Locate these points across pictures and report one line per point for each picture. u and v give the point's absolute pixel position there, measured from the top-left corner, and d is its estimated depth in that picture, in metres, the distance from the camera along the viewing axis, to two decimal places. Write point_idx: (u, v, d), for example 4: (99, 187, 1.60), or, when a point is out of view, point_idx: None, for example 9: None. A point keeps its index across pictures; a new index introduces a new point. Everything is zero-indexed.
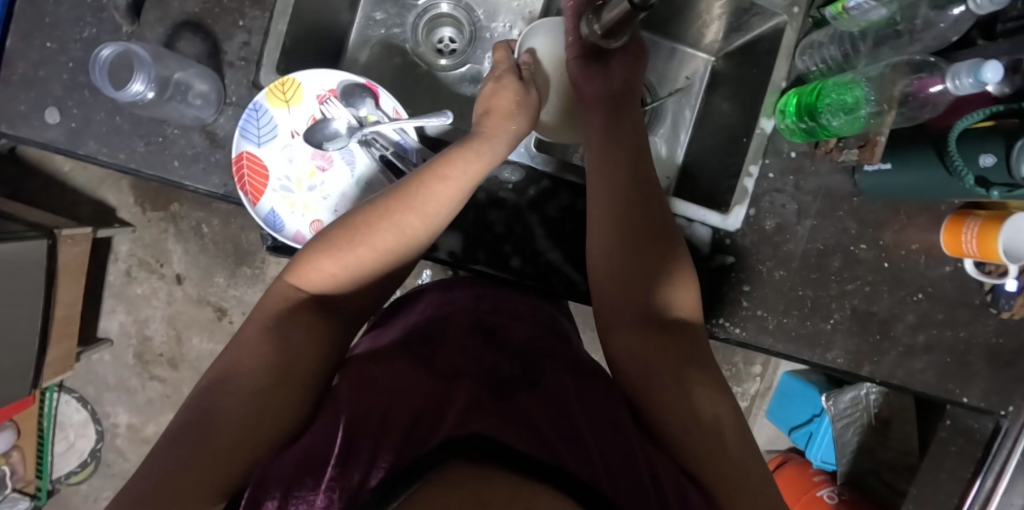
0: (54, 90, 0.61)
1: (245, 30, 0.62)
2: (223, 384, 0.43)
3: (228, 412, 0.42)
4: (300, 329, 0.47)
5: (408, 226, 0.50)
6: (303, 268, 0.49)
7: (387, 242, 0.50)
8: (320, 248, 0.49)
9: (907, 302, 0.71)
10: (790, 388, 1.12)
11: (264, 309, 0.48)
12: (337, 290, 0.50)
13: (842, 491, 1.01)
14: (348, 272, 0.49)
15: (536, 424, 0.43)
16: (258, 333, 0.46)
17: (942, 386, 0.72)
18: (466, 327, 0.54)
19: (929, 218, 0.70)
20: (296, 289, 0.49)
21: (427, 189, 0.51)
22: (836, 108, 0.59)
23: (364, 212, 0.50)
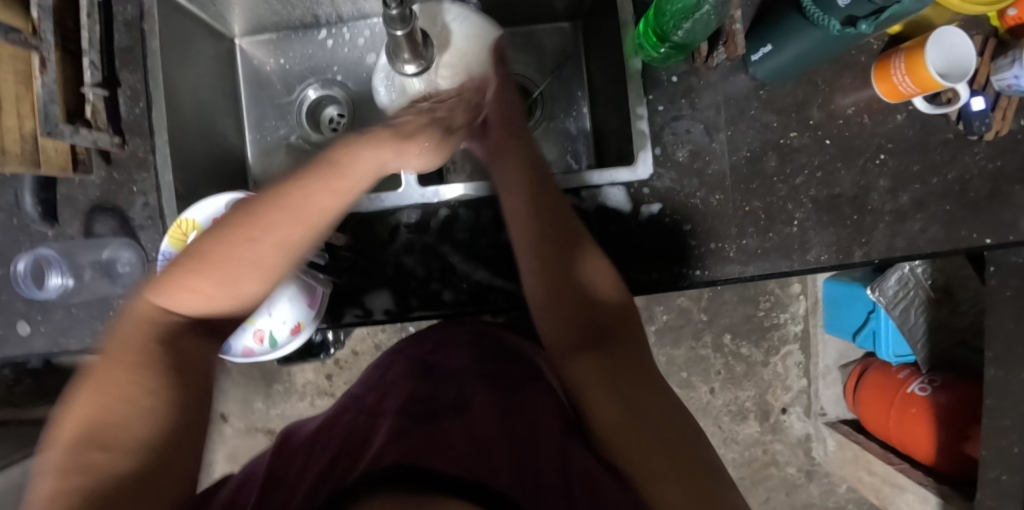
0: (16, 307, 0.68)
1: (141, 193, 0.67)
2: (99, 439, 0.38)
3: (113, 470, 0.37)
4: (185, 354, 0.44)
5: (290, 239, 0.46)
6: (170, 292, 0.45)
7: (286, 232, 0.46)
8: (206, 250, 0.45)
9: (871, 169, 0.64)
10: (836, 293, 1.03)
11: (132, 334, 0.43)
12: (216, 307, 0.47)
13: (934, 376, 0.92)
14: (226, 290, 0.46)
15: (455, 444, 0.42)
16: (123, 371, 0.41)
17: (955, 238, 0.64)
18: (405, 372, 0.55)
19: (853, 75, 0.64)
20: (165, 312, 0.45)
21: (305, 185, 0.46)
22: (677, 17, 0.55)
23: (229, 228, 0.46)
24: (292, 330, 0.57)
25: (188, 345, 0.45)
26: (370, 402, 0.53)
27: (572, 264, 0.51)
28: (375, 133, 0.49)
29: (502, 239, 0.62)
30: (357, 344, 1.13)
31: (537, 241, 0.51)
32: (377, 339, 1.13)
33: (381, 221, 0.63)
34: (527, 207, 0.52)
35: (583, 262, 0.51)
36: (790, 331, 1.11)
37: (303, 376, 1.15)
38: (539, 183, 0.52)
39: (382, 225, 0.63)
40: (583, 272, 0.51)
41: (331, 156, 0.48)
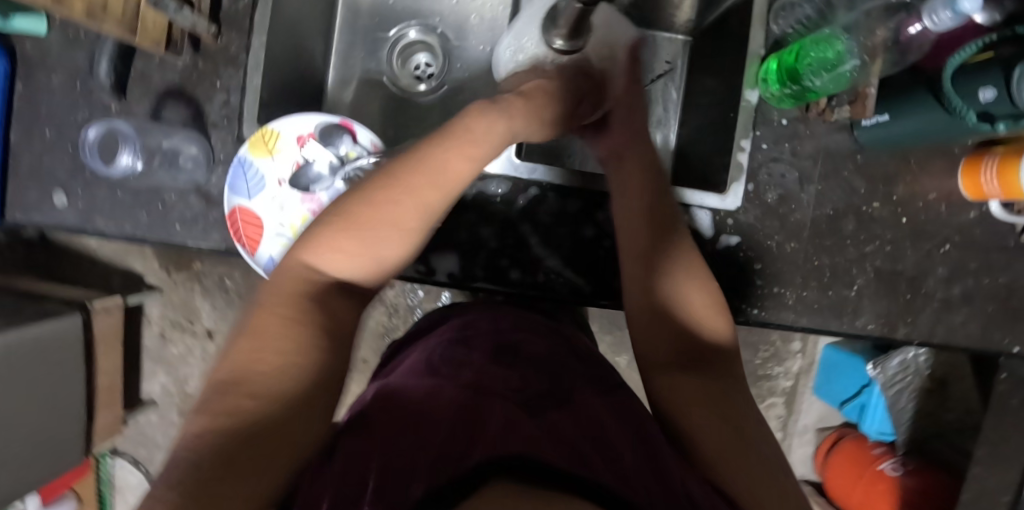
0: (59, 175, 0.64)
1: (223, 90, 0.64)
2: (245, 385, 0.39)
3: (257, 419, 0.38)
4: (308, 315, 0.44)
5: (430, 199, 0.49)
6: (315, 252, 0.47)
7: (429, 187, 0.49)
8: (352, 207, 0.48)
9: (935, 255, 0.66)
10: (835, 360, 1.06)
11: (278, 290, 0.45)
12: (359, 273, 0.49)
13: (906, 461, 0.96)
14: (369, 254, 0.48)
15: (569, 433, 0.42)
16: (273, 328, 0.42)
17: (989, 338, 0.68)
18: (491, 347, 0.54)
19: (943, 163, 0.66)
20: (311, 271, 0.47)
21: (444, 148, 0.50)
22: (818, 67, 0.57)
23: (371, 192, 0.49)
24: None
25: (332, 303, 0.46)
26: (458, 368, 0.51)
27: (673, 291, 0.52)
28: (508, 100, 0.53)
29: (582, 232, 0.62)
30: None
31: (644, 273, 0.53)
32: (384, 294, 1.11)
33: (467, 183, 0.61)
34: (638, 246, 0.54)
35: (681, 281, 0.53)
36: (778, 385, 1.12)
37: None
38: (646, 214, 0.54)
39: (467, 188, 0.61)
40: (681, 298, 0.52)
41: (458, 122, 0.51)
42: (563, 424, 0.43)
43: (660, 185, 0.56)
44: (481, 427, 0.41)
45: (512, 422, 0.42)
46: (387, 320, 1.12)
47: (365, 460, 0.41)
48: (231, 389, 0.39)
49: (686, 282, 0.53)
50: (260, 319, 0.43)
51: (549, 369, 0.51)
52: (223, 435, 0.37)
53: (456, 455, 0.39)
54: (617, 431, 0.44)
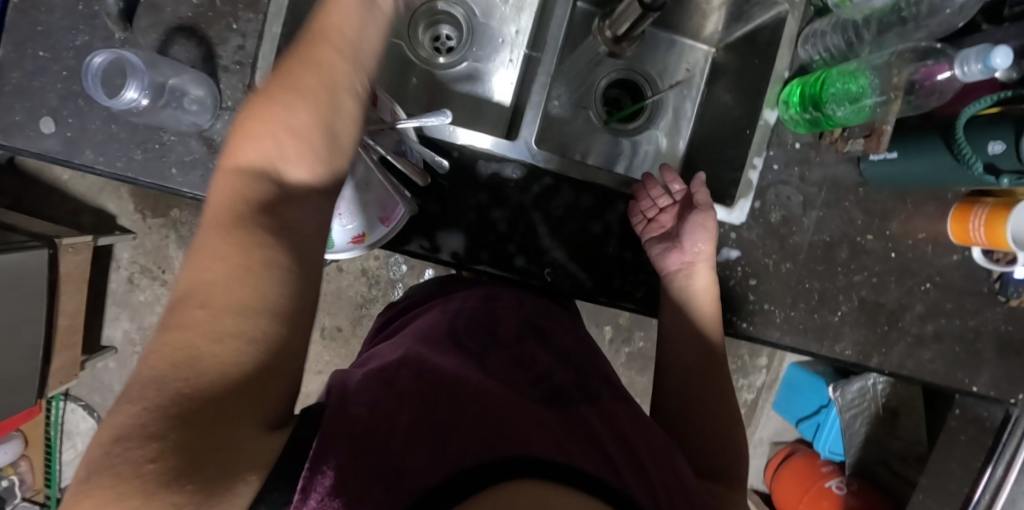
0: (48, 100, 0.60)
1: (239, 33, 0.61)
2: (196, 295, 0.33)
3: (228, 333, 0.32)
4: (278, 221, 0.37)
5: (340, 63, 0.43)
6: (246, 152, 0.39)
7: (338, 41, 0.44)
8: (279, 95, 0.41)
9: (915, 292, 0.69)
10: (796, 379, 1.10)
11: (219, 204, 0.37)
12: (293, 165, 0.40)
13: (852, 480, 1.01)
14: (293, 133, 0.40)
15: (601, 436, 0.42)
16: (219, 236, 0.35)
17: (953, 376, 0.71)
18: (516, 327, 0.53)
19: (936, 206, 0.69)
20: (251, 170, 0.39)
21: (336, 24, 0.44)
22: (841, 97, 0.58)
23: (288, 77, 0.41)
24: (354, 240, 0.55)
25: (286, 210, 0.38)
26: (484, 345, 0.50)
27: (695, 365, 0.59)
28: None
29: (590, 228, 0.63)
30: (345, 261, 1.10)
31: (677, 347, 0.60)
32: (367, 264, 1.09)
33: (483, 162, 0.61)
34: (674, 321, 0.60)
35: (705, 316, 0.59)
36: (741, 397, 1.14)
37: None
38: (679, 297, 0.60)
39: (483, 169, 0.61)
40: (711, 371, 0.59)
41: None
42: (594, 425, 0.43)
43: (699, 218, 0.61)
44: (518, 412, 0.40)
45: (544, 415, 0.41)
46: (367, 291, 1.10)
47: (392, 413, 0.37)
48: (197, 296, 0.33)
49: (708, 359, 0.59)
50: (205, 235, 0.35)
51: (574, 364, 0.51)
52: (192, 354, 0.31)
53: (501, 436, 0.36)
54: (635, 436, 0.44)
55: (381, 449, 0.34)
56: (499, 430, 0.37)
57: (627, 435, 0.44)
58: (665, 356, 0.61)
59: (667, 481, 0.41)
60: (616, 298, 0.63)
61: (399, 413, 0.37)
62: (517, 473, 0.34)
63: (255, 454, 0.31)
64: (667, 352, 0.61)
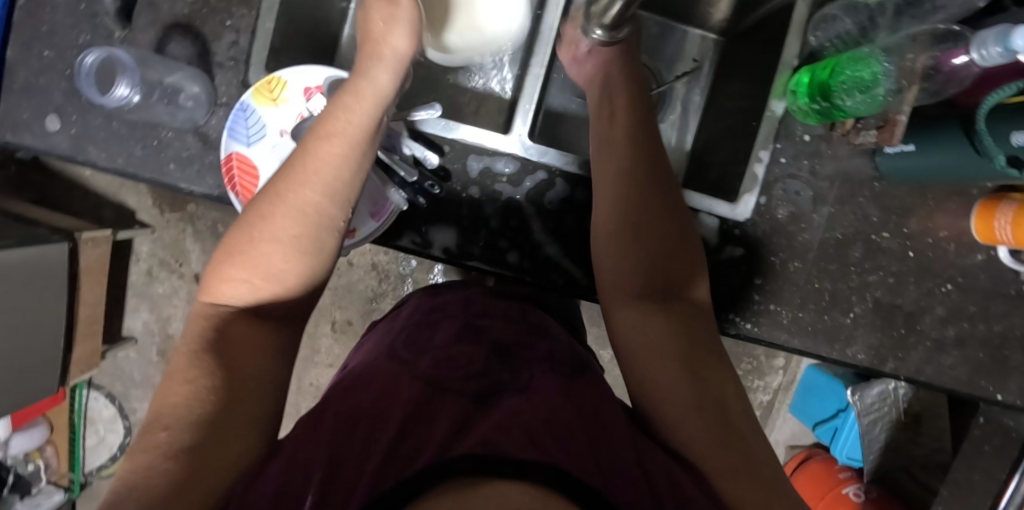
0: (54, 97, 0.61)
1: (233, 30, 0.61)
2: (160, 421, 0.39)
3: (180, 446, 0.37)
4: (231, 342, 0.42)
5: (308, 201, 0.44)
6: (216, 290, 0.44)
7: (315, 171, 0.45)
8: (242, 235, 0.44)
9: (936, 294, 0.65)
10: (814, 381, 1.06)
11: (187, 336, 0.43)
12: (259, 298, 0.44)
13: (870, 488, 0.97)
14: (262, 275, 0.44)
15: (525, 416, 0.41)
16: (184, 362, 0.41)
17: (977, 383, 0.67)
18: (456, 329, 0.52)
19: (959, 203, 0.65)
20: (215, 305, 0.44)
21: (307, 154, 0.45)
22: (851, 86, 0.55)
23: (258, 208, 0.45)
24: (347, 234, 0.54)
25: (235, 331, 0.43)
26: (417, 352, 0.50)
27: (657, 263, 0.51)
28: (354, 85, 0.48)
29: (586, 224, 0.61)
30: (356, 256, 1.10)
31: (630, 239, 0.51)
32: (377, 259, 1.10)
33: (475, 157, 0.60)
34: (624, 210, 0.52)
35: (660, 232, 0.51)
36: (756, 398, 1.11)
37: None
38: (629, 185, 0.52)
39: (475, 163, 0.60)
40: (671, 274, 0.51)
41: (326, 140, 0.46)
42: (521, 408, 0.42)
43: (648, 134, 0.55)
44: (432, 426, 0.41)
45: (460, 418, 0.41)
46: (377, 285, 1.11)
47: (311, 458, 0.40)
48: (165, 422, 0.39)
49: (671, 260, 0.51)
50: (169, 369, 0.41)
51: (512, 360, 0.49)
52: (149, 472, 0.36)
53: (404, 459, 0.38)
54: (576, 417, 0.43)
55: None
56: (414, 456, 0.38)
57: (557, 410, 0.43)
58: (613, 259, 0.52)
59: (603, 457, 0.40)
60: None
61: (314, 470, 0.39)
62: (431, 479, 0.35)
63: None
64: (625, 257, 0.51)
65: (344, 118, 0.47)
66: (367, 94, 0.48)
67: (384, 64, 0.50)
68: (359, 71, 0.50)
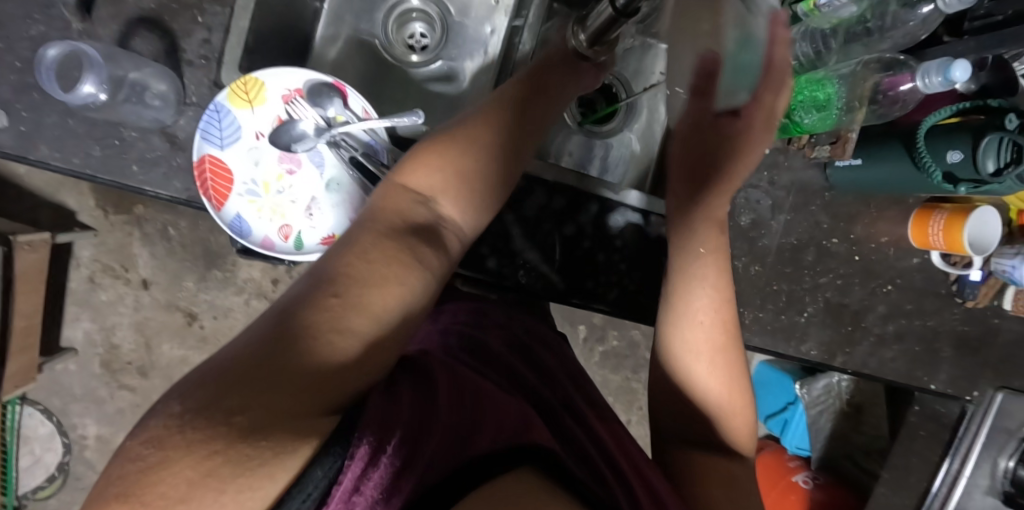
0: (1, 92, 0.57)
1: (204, 27, 0.60)
2: (342, 288, 0.37)
3: (332, 339, 0.34)
4: (412, 247, 0.42)
5: (496, 145, 0.51)
6: (408, 174, 0.48)
7: (522, 120, 0.53)
8: (426, 149, 0.50)
9: (878, 293, 0.71)
10: (764, 377, 1.11)
11: (375, 221, 0.43)
12: (472, 206, 0.50)
13: (817, 475, 1.04)
14: (450, 176, 0.49)
15: (585, 447, 0.46)
16: (368, 252, 0.40)
17: (913, 375, 0.73)
18: (505, 343, 0.56)
19: (898, 211, 0.71)
20: (406, 189, 0.47)
21: (527, 108, 0.54)
22: (809, 105, 0.59)
23: (457, 136, 0.51)
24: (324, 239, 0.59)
25: (376, 251, 0.40)
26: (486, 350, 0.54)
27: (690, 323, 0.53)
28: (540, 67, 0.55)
29: (562, 229, 0.63)
30: None
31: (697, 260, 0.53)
32: None
33: None
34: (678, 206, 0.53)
35: (707, 289, 0.53)
36: None
37: (248, 271, 1.08)
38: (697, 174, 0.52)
39: None
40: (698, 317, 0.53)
41: (504, 121, 0.52)
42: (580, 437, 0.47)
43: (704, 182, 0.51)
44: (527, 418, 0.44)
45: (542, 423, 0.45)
46: None
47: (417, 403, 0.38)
48: (289, 294, 0.37)
49: (716, 303, 0.53)
50: (355, 248, 0.40)
51: (551, 381, 0.54)
52: (295, 359, 0.32)
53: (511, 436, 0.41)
54: (601, 455, 0.46)
55: (418, 435, 0.36)
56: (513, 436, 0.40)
57: (607, 442, 0.48)
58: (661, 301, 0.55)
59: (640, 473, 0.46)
60: (589, 299, 0.63)
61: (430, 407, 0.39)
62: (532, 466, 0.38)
63: (304, 429, 0.30)
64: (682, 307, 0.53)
65: (555, 83, 0.55)
66: (548, 98, 0.55)
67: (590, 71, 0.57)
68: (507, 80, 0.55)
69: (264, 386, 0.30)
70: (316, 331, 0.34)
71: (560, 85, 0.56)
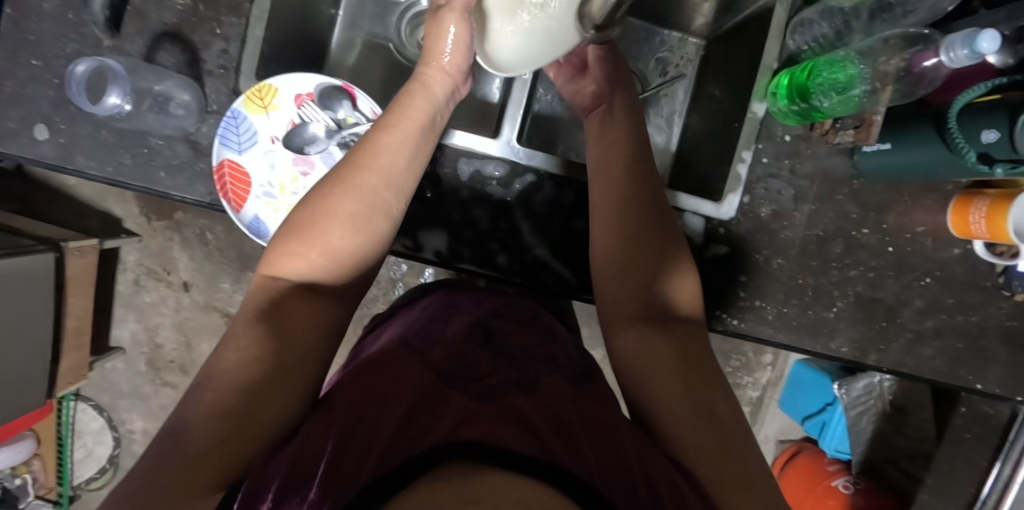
0: (42, 106, 0.61)
1: (222, 38, 0.62)
2: (214, 381, 0.43)
3: (213, 408, 0.41)
4: (280, 316, 0.46)
5: (377, 174, 0.52)
6: (277, 264, 0.49)
7: (396, 137, 0.53)
8: (291, 231, 0.50)
9: (914, 287, 0.67)
10: (802, 376, 1.08)
11: (246, 307, 0.47)
12: (361, 248, 0.51)
13: (858, 479, 1.00)
14: (318, 250, 0.49)
15: (530, 417, 0.44)
16: (242, 331, 0.45)
17: (955, 373, 0.69)
18: (467, 327, 0.56)
19: (935, 199, 0.67)
20: (275, 279, 0.49)
21: (394, 130, 0.53)
22: (829, 88, 0.57)
23: (325, 192, 0.51)
24: None
25: (286, 308, 0.47)
26: (428, 345, 0.53)
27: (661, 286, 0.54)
28: (423, 75, 0.57)
29: (573, 224, 0.62)
30: None
31: (616, 245, 0.55)
32: None
33: (465, 160, 0.61)
34: (606, 193, 0.56)
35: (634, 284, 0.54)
36: (745, 394, 1.12)
37: None
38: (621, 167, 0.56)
39: (465, 166, 0.61)
40: (664, 283, 0.54)
41: (377, 151, 0.52)
42: (524, 408, 0.45)
43: (633, 171, 0.56)
44: (440, 409, 0.43)
45: (467, 404, 0.44)
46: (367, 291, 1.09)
47: (324, 436, 0.42)
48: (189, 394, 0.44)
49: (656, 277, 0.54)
50: (226, 348, 0.45)
51: (518, 361, 0.52)
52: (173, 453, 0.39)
53: (415, 439, 0.40)
54: (579, 427, 0.45)
55: (309, 478, 0.39)
56: (412, 445, 0.40)
57: (564, 420, 0.45)
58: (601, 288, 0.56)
59: (605, 472, 0.41)
60: None
61: (328, 439, 0.42)
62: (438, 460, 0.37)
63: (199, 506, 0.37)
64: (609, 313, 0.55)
65: (420, 97, 0.56)
66: (419, 114, 0.55)
67: (435, 72, 0.56)
68: (408, 85, 0.56)
69: (157, 482, 0.37)
70: (186, 438, 0.40)
71: (439, 95, 0.57)
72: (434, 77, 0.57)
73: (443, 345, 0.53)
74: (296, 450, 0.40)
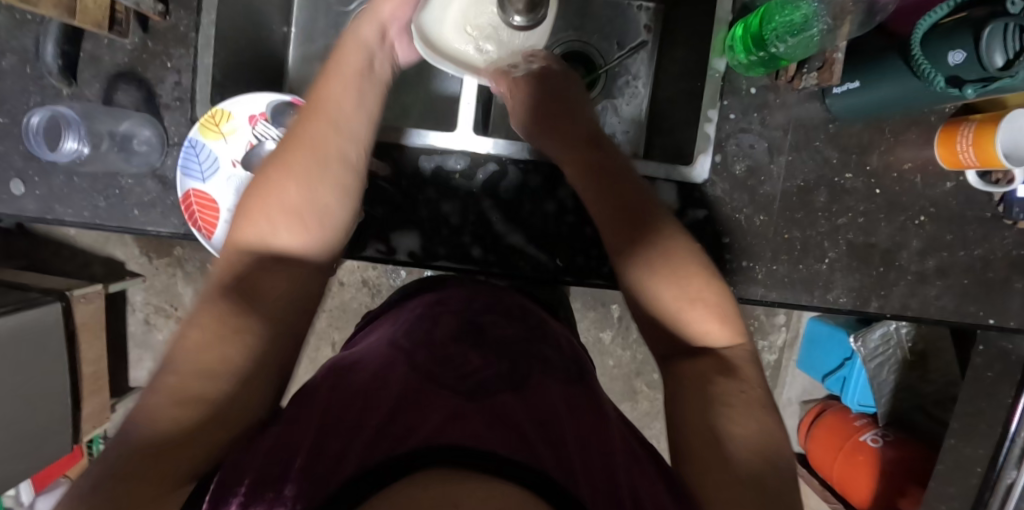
0: (14, 161, 0.62)
1: (174, 70, 0.63)
2: (184, 362, 0.41)
3: (185, 390, 0.40)
4: (259, 291, 0.45)
5: (330, 143, 0.48)
6: (238, 233, 0.47)
7: (340, 95, 0.50)
8: (250, 202, 0.47)
9: (909, 227, 0.65)
10: (818, 334, 1.05)
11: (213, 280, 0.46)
12: (319, 223, 0.47)
13: (887, 432, 0.95)
14: (278, 213, 0.46)
15: (515, 415, 0.43)
16: (212, 311, 0.43)
17: (964, 311, 0.66)
18: (453, 329, 0.54)
19: (919, 133, 0.64)
20: (238, 248, 0.47)
21: (338, 82, 0.50)
22: (783, 31, 0.54)
23: (275, 162, 0.48)
24: None
25: (259, 281, 0.45)
26: (413, 345, 0.52)
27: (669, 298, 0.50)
28: (374, 15, 0.53)
29: (544, 207, 0.61)
30: (345, 275, 1.08)
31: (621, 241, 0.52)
32: (366, 275, 1.08)
33: (425, 157, 0.60)
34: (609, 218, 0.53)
35: (666, 289, 0.50)
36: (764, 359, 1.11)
37: None
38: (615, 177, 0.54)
39: (427, 163, 0.60)
40: (669, 293, 0.50)
41: (325, 117, 0.49)
42: (512, 409, 0.44)
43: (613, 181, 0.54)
44: (428, 409, 0.42)
45: (457, 405, 0.42)
46: (370, 301, 1.09)
47: (304, 432, 0.41)
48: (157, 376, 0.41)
49: (667, 285, 0.50)
50: (202, 316, 0.43)
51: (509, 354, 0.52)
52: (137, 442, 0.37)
53: (399, 435, 0.38)
54: (569, 427, 0.44)
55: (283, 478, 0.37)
56: (394, 440, 0.38)
57: (553, 417, 0.45)
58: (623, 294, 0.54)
59: (591, 467, 0.40)
60: (582, 275, 0.61)
61: (303, 441, 0.40)
62: (417, 459, 0.35)
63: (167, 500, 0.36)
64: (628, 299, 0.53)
65: (358, 47, 0.52)
66: (355, 61, 0.51)
67: (376, 12, 0.52)
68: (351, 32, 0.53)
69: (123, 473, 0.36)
70: (156, 416, 0.38)
71: (372, 38, 0.52)
72: (371, 19, 0.52)
73: (427, 345, 0.52)
74: (271, 444, 0.40)
